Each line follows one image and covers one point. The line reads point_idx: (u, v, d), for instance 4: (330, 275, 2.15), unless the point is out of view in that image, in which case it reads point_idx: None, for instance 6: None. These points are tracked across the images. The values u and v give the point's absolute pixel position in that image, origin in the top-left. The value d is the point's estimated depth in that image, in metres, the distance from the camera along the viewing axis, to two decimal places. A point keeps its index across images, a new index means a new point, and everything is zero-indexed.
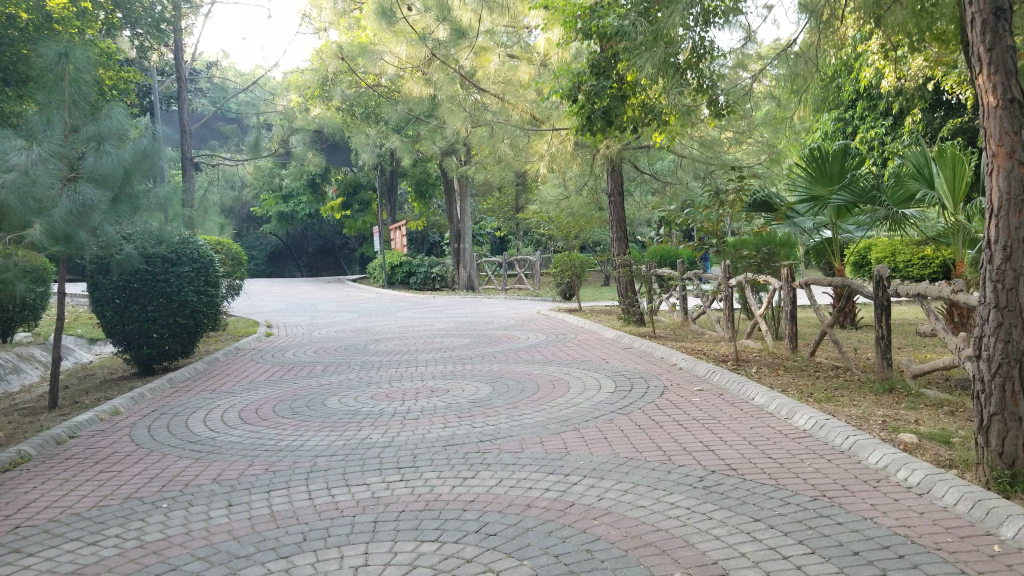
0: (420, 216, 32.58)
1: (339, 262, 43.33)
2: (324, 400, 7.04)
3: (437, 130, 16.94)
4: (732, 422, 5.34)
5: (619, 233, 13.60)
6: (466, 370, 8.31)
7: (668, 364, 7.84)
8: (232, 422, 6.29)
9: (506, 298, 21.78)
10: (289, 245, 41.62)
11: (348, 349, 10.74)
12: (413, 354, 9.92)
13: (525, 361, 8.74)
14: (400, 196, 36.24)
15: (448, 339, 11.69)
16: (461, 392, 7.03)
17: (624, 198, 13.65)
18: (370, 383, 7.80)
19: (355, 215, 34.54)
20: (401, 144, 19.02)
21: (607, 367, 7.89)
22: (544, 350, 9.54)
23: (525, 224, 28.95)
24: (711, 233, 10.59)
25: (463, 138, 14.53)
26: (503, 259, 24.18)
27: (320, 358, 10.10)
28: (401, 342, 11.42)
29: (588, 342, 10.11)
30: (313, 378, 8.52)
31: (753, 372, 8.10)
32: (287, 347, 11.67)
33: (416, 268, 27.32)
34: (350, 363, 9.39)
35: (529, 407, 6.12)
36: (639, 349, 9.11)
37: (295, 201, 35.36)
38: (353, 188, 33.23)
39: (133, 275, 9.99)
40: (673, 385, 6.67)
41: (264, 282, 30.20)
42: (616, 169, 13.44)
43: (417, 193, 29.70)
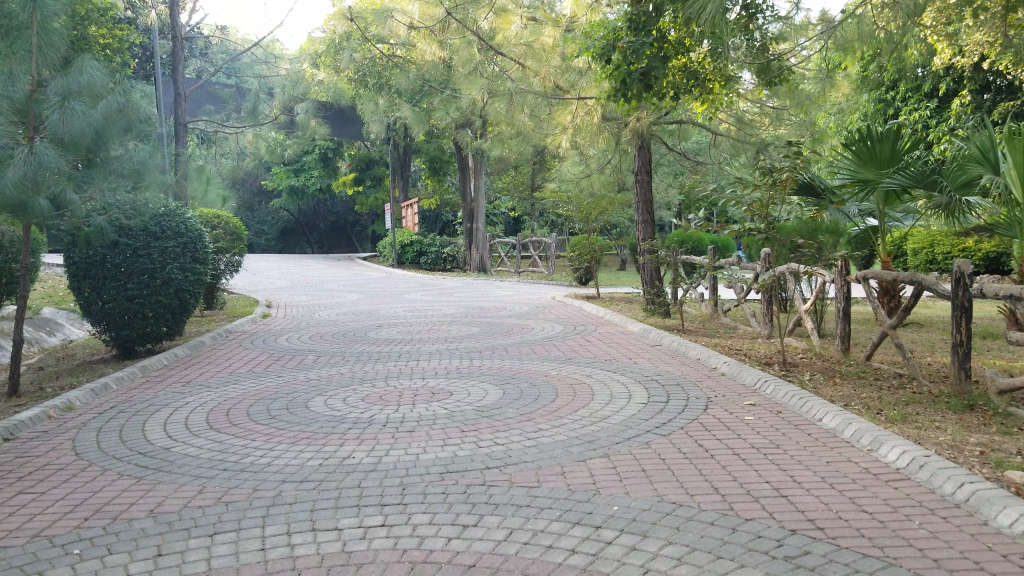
0: (435, 194, 31.49)
1: (352, 239, 42.37)
2: (306, 401, 6.02)
3: (451, 101, 15.79)
4: (801, 454, 4.29)
5: (646, 216, 12.50)
6: (474, 367, 7.28)
7: (707, 368, 6.74)
8: (194, 429, 5.31)
9: (521, 282, 20.70)
10: (301, 221, 40.67)
11: (345, 337, 9.72)
12: (417, 345, 8.90)
13: (540, 357, 7.68)
14: (414, 172, 35.19)
15: (457, 327, 10.66)
16: (467, 395, 6.00)
17: (652, 178, 12.50)
18: (363, 380, 6.79)
19: (368, 191, 33.49)
20: (413, 115, 17.83)
21: (636, 369, 6.83)
22: (561, 344, 8.48)
23: (543, 204, 27.78)
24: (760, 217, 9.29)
25: (479, 109, 13.41)
26: (517, 241, 23.07)
27: (313, 346, 9.10)
28: (405, 329, 10.42)
29: (610, 337, 9.02)
30: (300, 370, 7.52)
31: (805, 380, 6.95)
32: (280, 332, 10.68)
33: (428, 247, 26.29)
34: (345, 354, 8.39)
35: (547, 421, 5.09)
36: (671, 348, 8.02)
37: (307, 175, 34.32)
38: (366, 163, 32.15)
39: (108, 245, 9.05)
40: (717, 396, 5.59)
41: (273, 258, 29.34)
42: (645, 147, 12.30)
43: (431, 170, 28.63)
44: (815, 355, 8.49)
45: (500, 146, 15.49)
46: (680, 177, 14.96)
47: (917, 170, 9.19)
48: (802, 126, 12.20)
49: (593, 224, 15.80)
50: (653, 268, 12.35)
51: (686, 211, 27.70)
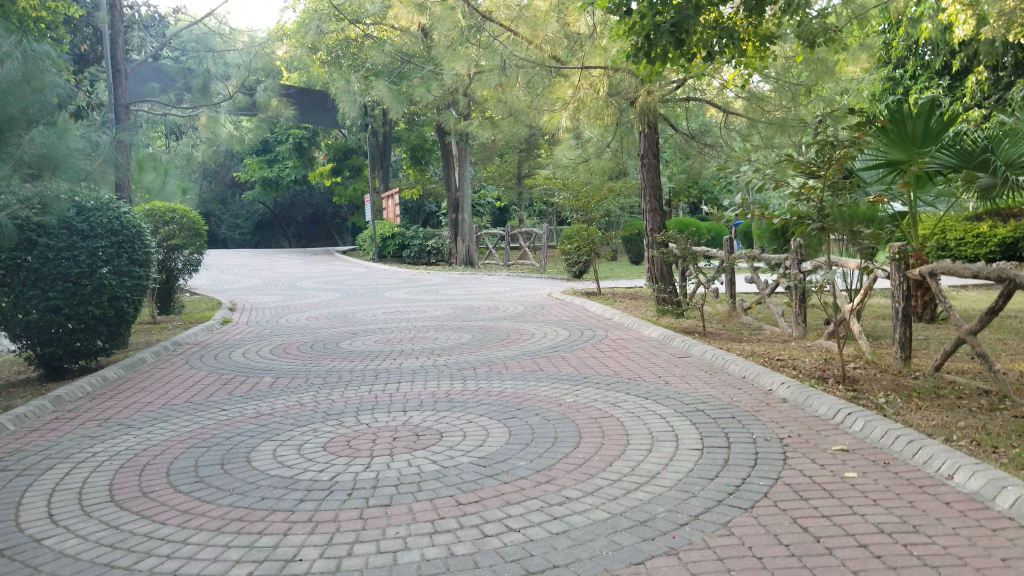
0: (415, 183, 29.93)
1: (330, 232, 40.76)
2: (250, 452, 4.59)
3: (431, 78, 14.27)
4: (959, 547, 2.92)
5: (655, 205, 11.14)
6: (467, 393, 5.86)
7: (761, 393, 5.40)
8: (88, 505, 3.86)
9: (510, 276, 19.25)
10: (276, 214, 38.93)
11: (314, 351, 8.29)
12: (397, 361, 7.47)
13: (548, 377, 6.28)
14: (393, 162, 33.62)
15: (445, 334, 9.27)
16: (461, 441, 4.58)
17: (660, 161, 11.18)
18: (328, 416, 5.36)
19: (345, 181, 31.93)
20: (388, 93, 16.25)
21: (672, 394, 5.46)
22: (571, 358, 7.11)
23: (530, 192, 26.33)
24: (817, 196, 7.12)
25: (464, 85, 11.97)
26: (504, 231, 21.56)
27: (274, 363, 7.65)
28: (386, 338, 9.04)
29: (624, 347, 7.69)
30: (252, 400, 6.07)
31: (879, 401, 5.51)
32: (239, 343, 9.21)
33: (409, 240, 24.78)
34: (313, 375, 6.95)
35: (577, 486, 3.70)
36: (705, 361, 6.68)
37: (280, 165, 32.51)
38: (342, 153, 30.88)
39: (24, 245, 7.48)
40: (795, 440, 4.23)
41: (244, 253, 27.75)
42: (653, 126, 11.05)
43: (411, 159, 27.14)
44: (870, 365, 7.21)
45: (486, 128, 14.03)
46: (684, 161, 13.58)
47: (965, 145, 7.61)
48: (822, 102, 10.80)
49: (592, 214, 14.39)
50: (662, 261, 11.06)
51: (681, 195, 26.29)
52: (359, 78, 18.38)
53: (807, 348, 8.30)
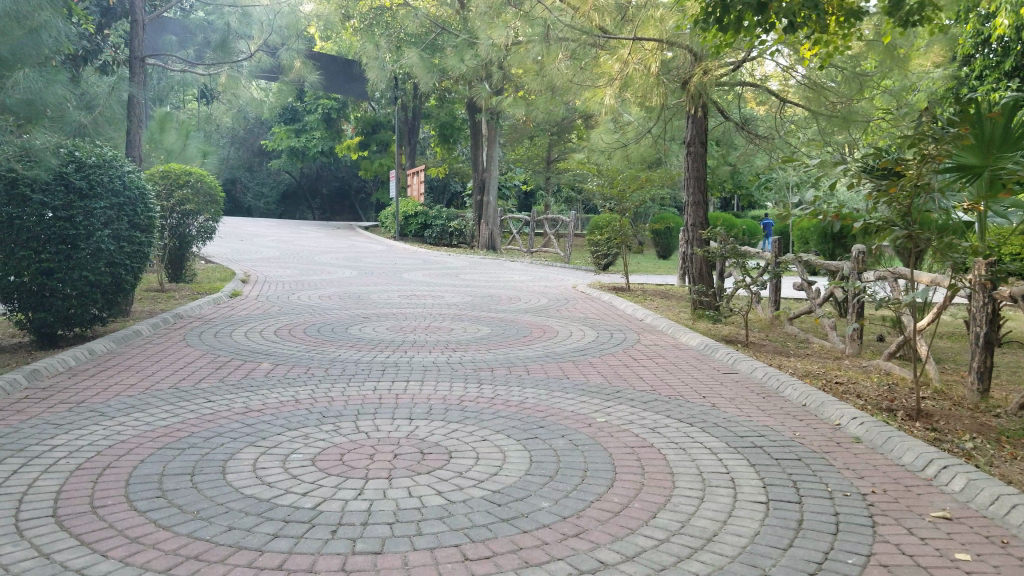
0: (444, 162, 29.16)
1: (355, 206, 40.21)
2: (226, 462, 3.87)
3: (466, 48, 13.46)
4: None
5: (698, 198, 10.18)
6: (484, 401, 5.11)
7: (828, 428, 4.61)
8: (22, 519, 3.14)
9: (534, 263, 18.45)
10: (302, 184, 38.39)
11: (319, 335, 7.57)
12: (409, 354, 6.76)
13: (577, 387, 5.53)
14: (422, 139, 32.93)
15: (463, 326, 8.51)
16: (475, 466, 3.84)
17: (707, 150, 10.25)
18: (324, 420, 4.66)
19: (372, 156, 31.26)
20: (419, 63, 15.49)
21: (723, 421, 4.69)
22: (601, 365, 6.36)
23: (561, 177, 25.50)
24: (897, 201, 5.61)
25: (500, 57, 11.16)
26: (532, 216, 20.75)
27: (275, 347, 6.96)
28: (400, 326, 8.33)
29: (657, 354, 6.89)
30: (244, 392, 5.36)
31: (964, 443, 4.71)
32: (243, 321, 8.54)
33: (434, 220, 24.09)
34: (317, 365, 6.26)
35: (615, 545, 2.94)
36: (755, 381, 5.88)
37: (308, 135, 31.89)
38: (371, 127, 30.24)
39: (15, 200, 6.74)
40: (882, 499, 3.46)
41: (267, 223, 27.17)
42: (700, 113, 10.16)
43: (441, 137, 26.37)
44: (941, 394, 6.38)
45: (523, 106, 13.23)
46: (727, 154, 12.70)
47: None
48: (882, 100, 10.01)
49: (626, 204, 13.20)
50: (702, 260, 10.20)
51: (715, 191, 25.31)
52: (391, 47, 17.69)
53: (863, 368, 7.48)
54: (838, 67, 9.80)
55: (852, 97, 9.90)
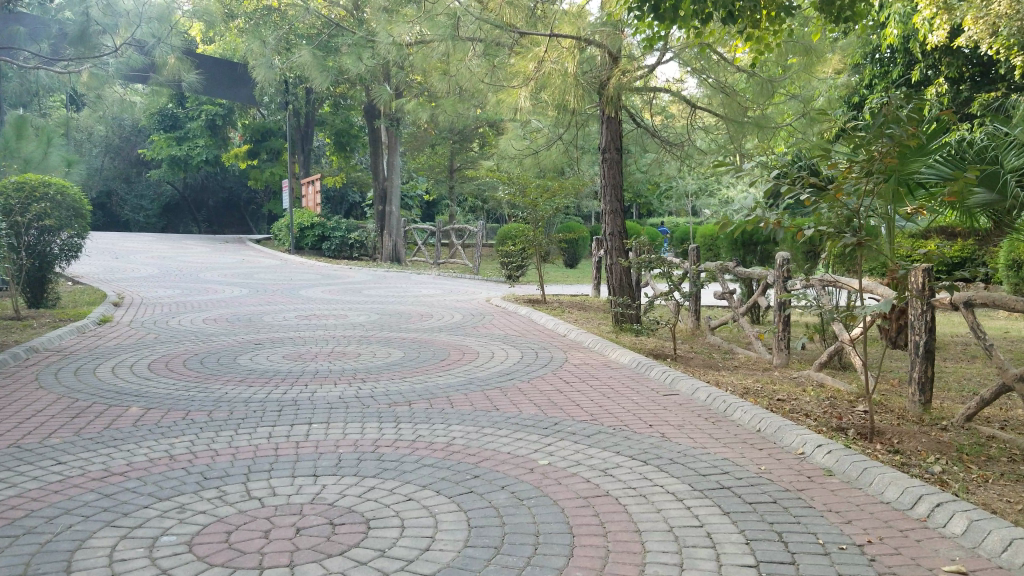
0: (341, 171, 27.99)
1: (246, 218, 38.34)
2: (73, 554, 3.06)
3: (364, 47, 12.65)
4: None
5: (615, 205, 9.75)
6: (400, 446, 4.41)
7: (795, 460, 4.15)
8: None
9: (440, 275, 17.75)
10: (187, 196, 36.27)
11: (203, 369, 6.59)
12: (312, 387, 5.95)
13: (506, 422, 4.92)
14: (317, 147, 31.64)
15: (372, 349, 7.73)
16: (402, 539, 3.14)
17: (622, 156, 9.79)
18: (205, 484, 3.87)
19: (263, 165, 29.67)
20: (312, 63, 14.48)
21: (677, 456, 4.17)
22: (531, 392, 5.75)
23: (464, 186, 24.92)
24: (836, 211, 5.05)
25: (401, 58, 10.47)
26: (437, 227, 20.01)
27: (151, 386, 5.96)
28: (299, 352, 7.47)
29: (593, 376, 6.37)
30: (108, 444, 4.40)
31: (928, 462, 4.35)
32: (112, 354, 7.45)
33: (331, 232, 23.01)
34: (211, 407, 5.36)
35: None
36: (700, 403, 5.42)
37: (191, 144, 29.94)
38: (260, 134, 28.76)
39: None
40: (881, 550, 2.98)
41: (149, 238, 25.31)
42: (615, 117, 9.68)
43: (336, 145, 25.26)
44: (880, 404, 6.15)
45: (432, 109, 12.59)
46: (639, 159, 12.43)
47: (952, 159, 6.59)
48: (790, 105, 9.84)
49: (539, 213, 12.78)
50: (623, 269, 9.82)
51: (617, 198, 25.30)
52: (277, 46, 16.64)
53: (794, 379, 7.26)
54: (748, 71, 9.57)
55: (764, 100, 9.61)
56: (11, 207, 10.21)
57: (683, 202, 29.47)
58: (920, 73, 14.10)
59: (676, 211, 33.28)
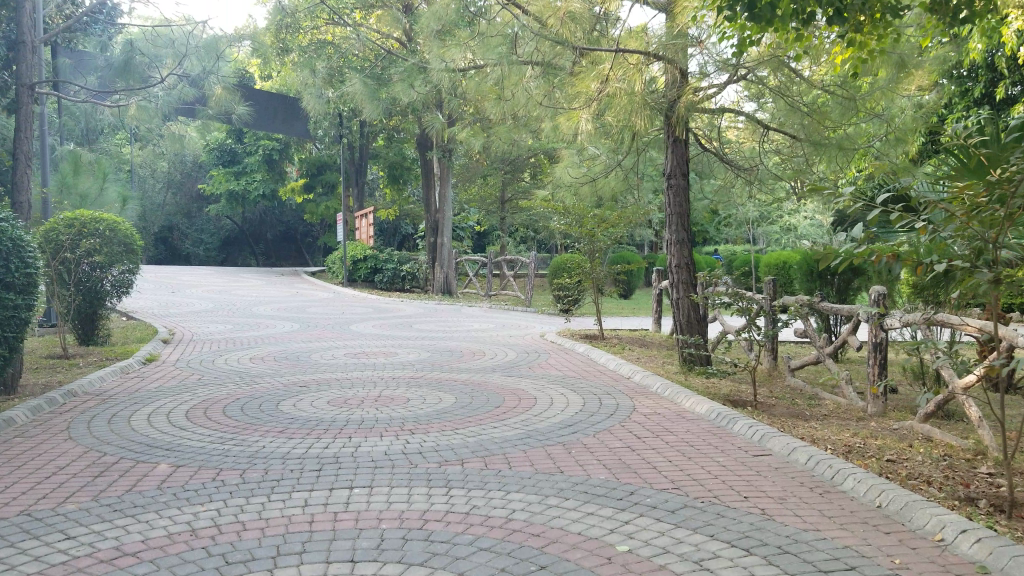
0: (394, 204, 27.82)
1: (302, 251, 38.65)
2: None
3: (416, 75, 12.30)
4: None
5: (681, 235, 9.00)
6: (453, 521, 3.73)
7: (936, 550, 3.47)
8: None
9: (493, 308, 17.21)
10: (245, 230, 36.72)
11: (244, 417, 6.08)
12: (353, 441, 5.35)
13: (574, 490, 4.22)
14: (370, 179, 31.72)
15: (421, 394, 7.12)
16: None
17: (689, 182, 9.05)
18: (230, 566, 3.20)
19: (319, 199, 29.75)
20: (363, 92, 14.34)
21: (790, 544, 3.45)
22: (599, 451, 5.04)
23: (517, 217, 24.49)
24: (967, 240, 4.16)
25: (454, 86, 10.03)
26: (488, 257, 19.50)
27: (184, 440, 5.40)
28: (344, 397, 6.90)
29: (667, 429, 5.65)
30: (122, 512, 3.83)
31: None
32: (150, 399, 6.98)
33: (383, 264, 22.75)
34: (246, 467, 4.78)
35: None
36: (800, 468, 4.67)
37: (249, 179, 30.40)
38: (317, 168, 28.76)
39: None
40: None
41: (206, 271, 25.46)
42: (681, 140, 8.98)
43: (389, 178, 25.14)
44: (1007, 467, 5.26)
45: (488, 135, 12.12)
46: (702, 185, 11.70)
47: None
48: (875, 124, 8.75)
49: (598, 243, 12.13)
50: (691, 303, 9.09)
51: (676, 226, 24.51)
52: (326, 75, 16.70)
53: (896, 433, 6.41)
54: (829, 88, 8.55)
55: (844, 116, 8.56)
56: (61, 243, 9.85)
57: (741, 230, 28.52)
58: (1007, 89, 13.11)
59: (733, 241, 32.32)
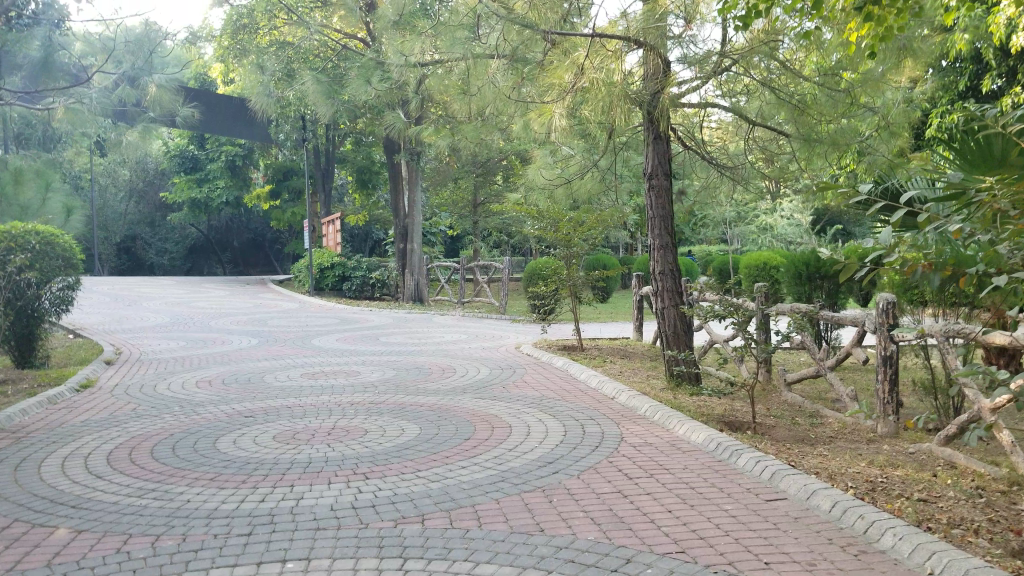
0: (364, 208, 26.93)
1: (270, 257, 37.59)
2: None
3: (371, 69, 11.52)
4: None
5: (665, 239, 8.27)
6: None
7: None
8: None
9: (466, 317, 16.43)
10: (211, 237, 35.58)
11: (174, 463, 5.07)
12: (293, 491, 4.55)
13: (554, 557, 3.47)
14: (339, 184, 30.80)
15: (380, 423, 6.34)
16: None
17: (673, 182, 8.34)
18: None
19: (285, 205, 28.75)
20: (317, 90, 13.74)
21: None
22: (588, 502, 4.28)
23: (491, 221, 23.72)
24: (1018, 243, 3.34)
25: (413, 81, 9.22)
26: (462, 262, 18.72)
27: (96, 496, 4.40)
28: (291, 430, 6.09)
29: (664, 474, 4.89)
30: None
31: None
32: (71, 435, 5.93)
33: (352, 271, 21.87)
34: (162, 534, 3.90)
35: None
36: (826, 522, 3.97)
37: (211, 185, 29.37)
38: (282, 174, 27.81)
39: None
40: None
41: (166, 282, 24.41)
42: (664, 136, 8.26)
43: (358, 182, 24.28)
44: None
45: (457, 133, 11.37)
46: (682, 185, 11.02)
47: None
48: (865, 118, 7.96)
49: (574, 248, 11.41)
50: (678, 314, 8.37)
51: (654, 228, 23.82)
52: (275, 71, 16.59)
53: (913, 458, 5.71)
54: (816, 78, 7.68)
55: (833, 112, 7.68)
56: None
57: (718, 231, 28.08)
58: (995, 80, 12.56)
59: (709, 242, 31.93)
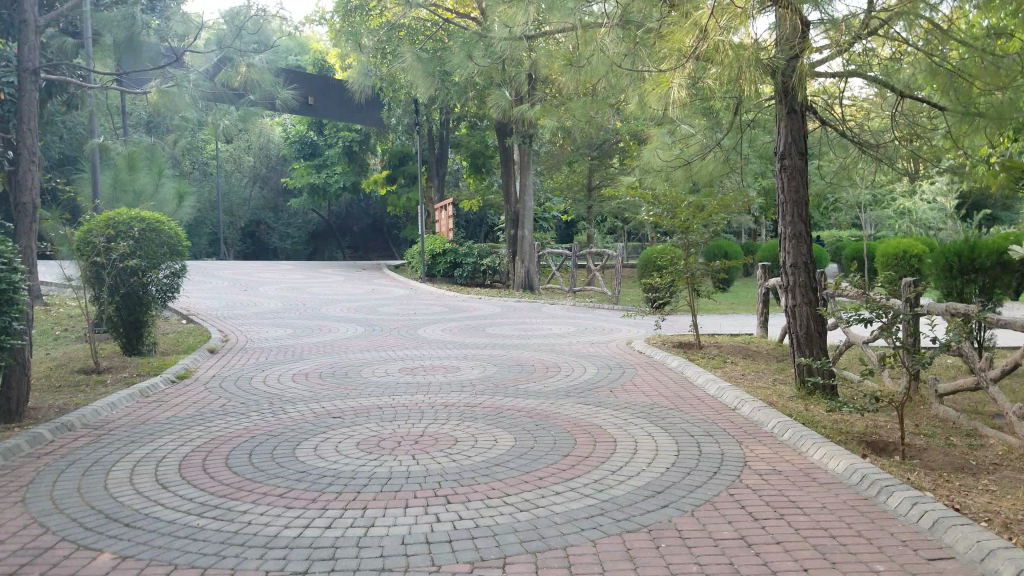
0: (477, 193, 26.70)
1: (388, 243, 38.23)
2: None
3: (474, 47, 11.02)
4: None
5: (799, 227, 7.30)
6: None
7: None
8: None
9: (576, 306, 15.78)
10: (332, 222, 36.51)
11: (246, 474, 4.70)
12: (365, 514, 4.03)
13: None
14: (453, 169, 30.76)
15: (472, 431, 5.82)
16: None
17: (810, 163, 7.35)
18: None
19: (400, 190, 28.88)
20: (416, 68, 13.44)
21: None
22: (706, 557, 3.52)
23: (604, 206, 22.91)
24: None
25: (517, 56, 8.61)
26: (573, 249, 18.06)
27: (156, 512, 4.07)
28: (376, 435, 5.67)
29: (799, 518, 4.08)
30: None
31: None
32: (152, 433, 5.76)
33: (463, 257, 21.62)
34: (213, 566, 3.45)
35: None
36: None
37: (329, 171, 29.97)
38: (398, 159, 27.98)
39: None
40: None
41: (286, 267, 25.05)
42: (798, 110, 7.27)
43: (471, 167, 24.03)
44: None
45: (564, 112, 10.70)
46: (815, 164, 9.87)
47: None
48: None
49: (691, 235, 10.51)
50: (812, 313, 7.40)
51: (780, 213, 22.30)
52: (373, 50, 16.77)
53: None
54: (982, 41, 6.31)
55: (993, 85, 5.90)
56: (96, 246, 9.17)
57: (849, 214, 26.06)
58: None
59: (838, 226, 29.83)
